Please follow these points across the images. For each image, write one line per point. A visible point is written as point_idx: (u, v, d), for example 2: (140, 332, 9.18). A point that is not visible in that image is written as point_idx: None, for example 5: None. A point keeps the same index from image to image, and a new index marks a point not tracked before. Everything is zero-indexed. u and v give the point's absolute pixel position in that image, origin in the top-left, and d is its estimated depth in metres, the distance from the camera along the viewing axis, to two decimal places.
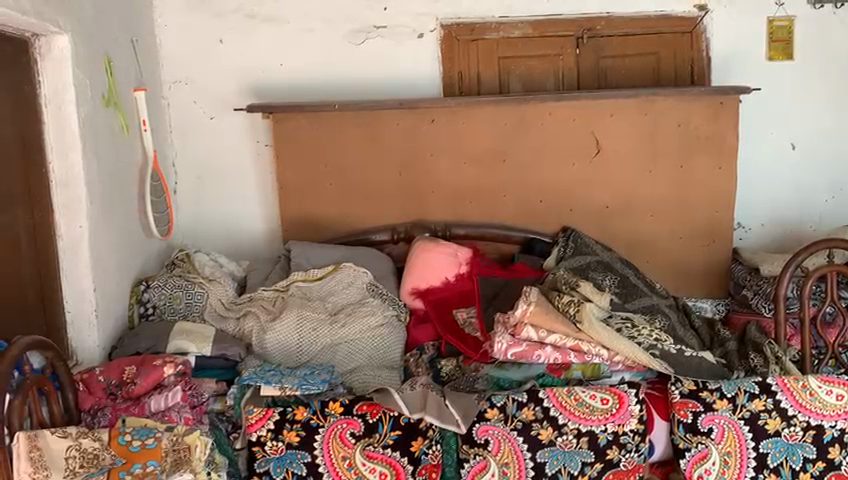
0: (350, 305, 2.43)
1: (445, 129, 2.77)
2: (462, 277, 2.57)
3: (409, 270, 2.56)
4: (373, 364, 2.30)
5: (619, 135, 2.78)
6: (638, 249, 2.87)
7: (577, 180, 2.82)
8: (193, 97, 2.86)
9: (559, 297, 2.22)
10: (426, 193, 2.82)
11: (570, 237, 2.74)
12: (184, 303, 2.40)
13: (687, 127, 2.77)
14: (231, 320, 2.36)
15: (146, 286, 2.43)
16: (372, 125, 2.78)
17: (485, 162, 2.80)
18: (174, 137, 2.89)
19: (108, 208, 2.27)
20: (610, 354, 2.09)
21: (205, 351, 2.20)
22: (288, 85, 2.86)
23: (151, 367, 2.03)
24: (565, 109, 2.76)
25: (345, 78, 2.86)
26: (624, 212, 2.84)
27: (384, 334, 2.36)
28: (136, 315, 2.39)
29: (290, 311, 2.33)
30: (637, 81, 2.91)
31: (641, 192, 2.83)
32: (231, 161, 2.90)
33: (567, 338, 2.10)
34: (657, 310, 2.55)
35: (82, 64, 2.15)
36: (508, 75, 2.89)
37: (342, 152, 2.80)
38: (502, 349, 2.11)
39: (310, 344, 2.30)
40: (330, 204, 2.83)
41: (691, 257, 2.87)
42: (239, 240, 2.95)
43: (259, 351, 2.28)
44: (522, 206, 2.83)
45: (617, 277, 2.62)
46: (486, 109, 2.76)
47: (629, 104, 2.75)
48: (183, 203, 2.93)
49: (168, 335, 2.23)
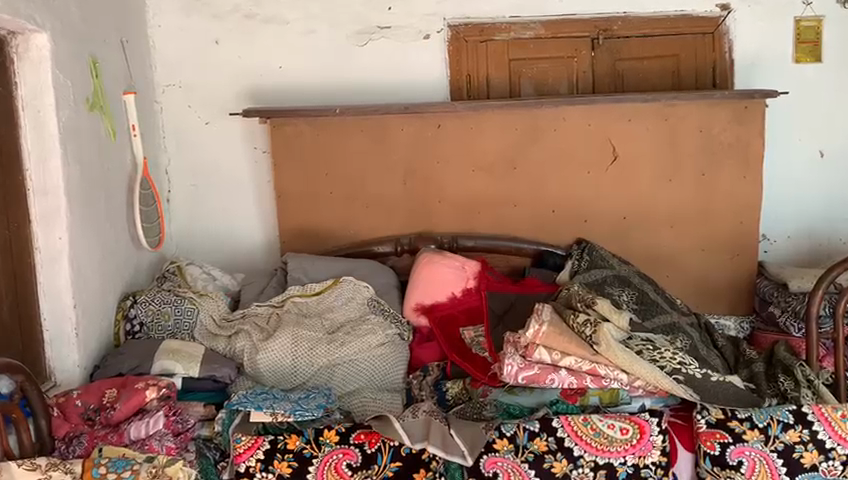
0: (350, 322, 2.27)
1: (452, 136, 2.62)
2: (469, 293, 2.42)
3: (413, 285, 2.42)
4: (374, 386, 2.14)
5: (637, 141, 2.62)
6: (657, 263, 2.70)
7: (592, 189, 2.66)
8: (188, 101, 2.72)
9: (573, 317, 2.03)
10: (432, 203, 2.67)
11: (584, 250, 2.59)
12: (173, 319, 2.25)
13: (710, 134, 2.61)
14: (222, 339, 2.20)
15: (133, 301, 2.28)
16: (376, 131, 2.63)
17: (495, 170, 2.64)
18: (168, 143, 2.75)
19: (91, 219, 2.13)
20: (629, 379, 1.92)
21: (193, 373, 2.05)
22: (287, 89, 2.71)
23: (133, 390, 1.88)
24: (580, 114, 2.60)
25: (347, 81, 2.71)
26: (643, 224, 2.68)
27: (386, 354, 2.19)
28: (122, 332, 2.24)
29: (284, 329, 2.18)
30: (656, 85, 2.75)
31: (660, 202, 2.66)
32: (227, 168, 2.76)
33: (583, 361, 1.93)
34: (678, 329, 2.39)
35: (63, 65, 2.00)
36: (519, 78, 2.74)
37: (343, 159, 2.65)
38: (511, 373, 1.95)
39: (307, 365, 2.14)
40: (330, 215, 2.68)
41: (713, 270, 2.70)
42: (235, 252, 2.80)
43: (251, 372, 2.12)
44: (533, 217, 2.67)
45: (635, 293, 2.47)
46: (496, 114, 2.60)
47: (648, 109, 2.59)
48: (177, 212, 2.79)
49: (153, 355, 2.08)
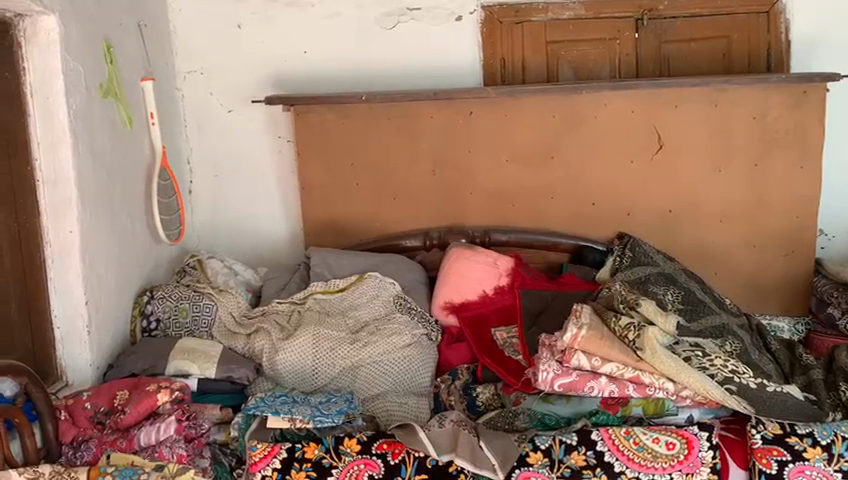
0: (375, 321, 2.15)
1: (486, 123, 2.47)
2: (502, 291, 2.29)
3: (443, 282, 2.29)
4: (399, 390, 2.01)
5: (685, 128, 2.44)
6: (705, 259, 2.53)
7: (635, 180, 2.49)
8: (210, 88, 2.61)
9: (615, 319, 1.88)
10: (463, 195, 2.52)
11: (627, 246, 2.43)
12: (191, 316, 2.15)
13: (764, 121, 2.41)
14: (241, 338, 2.10)
15: (150, 297, 2.18)
16: (405, 118, 2.49)
17: (531, 160, 2.49)
18: (189, 132, 2.65)
19: (105, 210, 2.03)
20: (676, 389, 1.76)
21: (209, 374, 1.94)
22: (312, 74, 2.58)
23: (144, 393, 1.79)
24: (623, 100, 2.43)
25: (376, 67, 2.58)
26: (690, 218, 2.50)
27: (413, 356, 2.07)
28: (138, 329, 2.15)
29: (305, 328, 2.06)
30: (705, 68, 2.56)
31: (708, 194, 2.48)
32: (250, 157, 2.65)
33: (625, 368, 1.78)
34: (728, 331, 2.21)
35: (75, 49, 1.91)
36: (557, 62, 2.57)
37: (370, 149, 2.52)
38: (546, 379, 1.81)
39: (328, 366, 2.02)
40: (356, 207, 2.56)
41: (766, 268, 2.51)
42: (259, 245, 2.70)
43: (270, 373, 2.01)
44: (571, 210, 2.51)
45: (681, 291, 2.31)
46: (532, 100, 2.45)
47: (697, 93, 2.41)
48: (199, 204, 2.69)
49: (168, 355, 1.98)
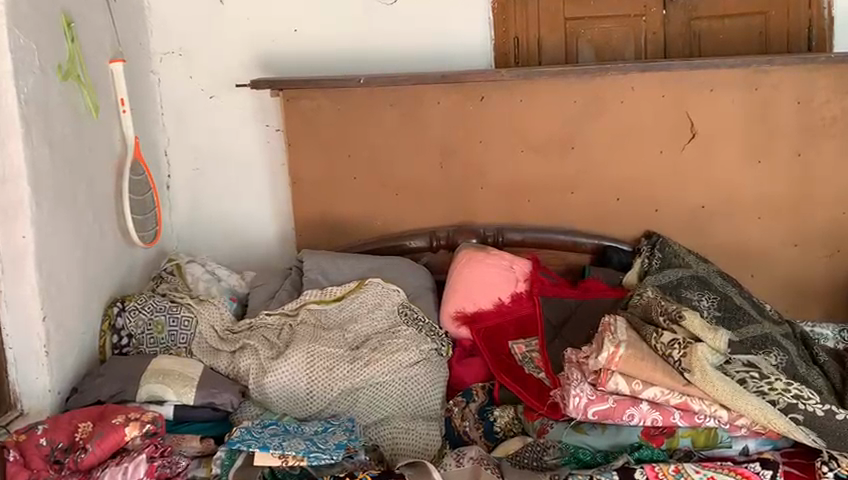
0: (377, 335, 1.88)
1: (499, 110, 2.21)
2: (520, 299, 2.03)
3: (452, 289, 2.03)
4: (406, 414, 1.77)
5: (721, 114, 2.18)
6: (740, 260, 2.27)
7: (665, 173, 2.23)
8: (189, 72, 2.34)
9: (656, 335, 1.62)
10: (473, 190, 2.26)
11: (655, 246, 2.18)
12: (168, 332, 1.88)
13: (809, 106, 2.16)
14: (224, 356, 1.83)
15: (121, 308, 1.90)
16: (408, 104, 2.23)
17: (549, 151, 2.23)
18: (167, 121, 2.37)
19: (67, 211, 1.76)
20: (731, 417, 1.52)
21: (187, 400, 1.68)
22: (302, 55, 2.31)
23: (109, 426, 1.52)
24: (652, 83, 2.17)
25: (374, 46, 2.30)
26: (725, 214, 2.25)
27: (421, 376, 1.81)
28: (108, 345, 1.88)
29: (298, 345, 1.79)
30: (740, 48, 2.29)
31: (745, 187, 2.23)
32: (235, 149, 2.37)
33: (671, 394, 1.54)
34: (771, 342, 1.95)
35: (27, 24, 1.64)
36: (576, 41, 2.31)
37: (370, 138, 2.25)
38: (579, 406, 1.57)
39: (325, 389, 1.76)
40: (354, 204, 2.30)
41: (808, 269, 2.26)
42: (245, 246, 2.43)
43: (258, 398, 1.76)
44: (593, 207, 2.26)
45: (717, 297, 2.06)
46: (550, 84, 2.19)
47: (734, 75, 2.15)
48: (178, 201, 2.42)
49: (139, 376, 1.71)
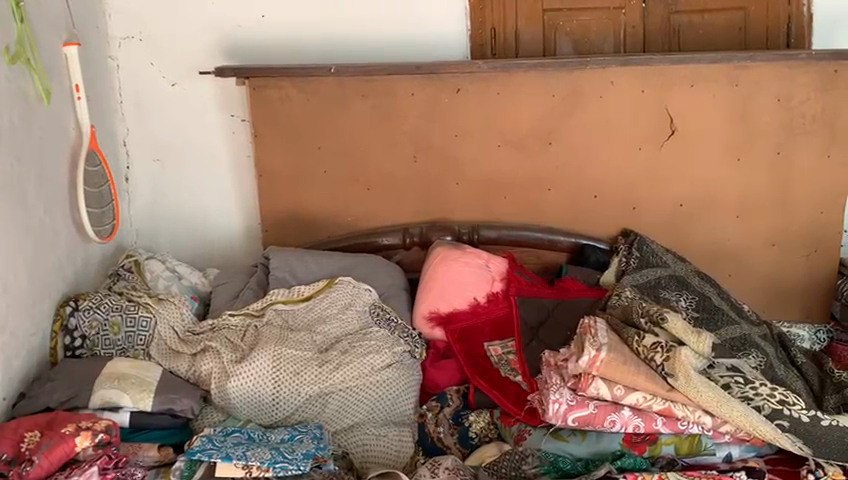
0: (347, 337, 1.80)
1: (475, 103, 2.14)
2: (496, 299, 1.96)
3: (425, 288, 1.95)
4: (377, 419, 1.69)
5: (701, 111, 2.14)
6: (718, 259, 2.24)
7: (644, 170, 2.18)
8: (149, 58, 2.21)
9: (638, 338, 1.57)
10: (448, 186, 2.19)
11: (633, 245, 2.12)
12: (124, 333, 1.78)
13: (789, 104, 2.13)
14: (185, 359, 1.73)
15: (74, 308, 1.79)
16: (381, 96, 2.14)
17: (526, 146, 2.16)
18: (126, 109, 2.24)
19: (13, 203, 1.64)
20: (714, 424, 1.47)
21: (145, 407, 1.57)
22: (270, 42, 2.21)
23: (58, 436, 1.40)
24: (632, 78, 2.11)
25: (345, 35, 2.21)
26: (703, 213, 2.21)
27: (393, 380, 1.74)
28: (60, 347, 1.77)
29: (263, 348, 1.70)
30: (719, 44, 2.24)
31: (725, 186, 2.19)
32: (198, 139, 2.26)
33: (654, 399, 1.49)
34: (750, 344, 1.89)
35: None
36: (555, 33, 2.24)
37: (341, 131, 2.16)
38: (559, 412, 1.50)
39: (292, 394, 1.67)
40: (323, 199, 2.21)
41: (785, 269, 2.23)
42: (208, 242, 2.32)
43: (221, 403, 1.66)
44: (571, 204, 2.20)
45: (695, 297, 2.01)
46: (528, 77, 2.12)
47: (715, 71, 2.11)
48: (137, 193, 2.29)
49: (93, 381, 1.59)
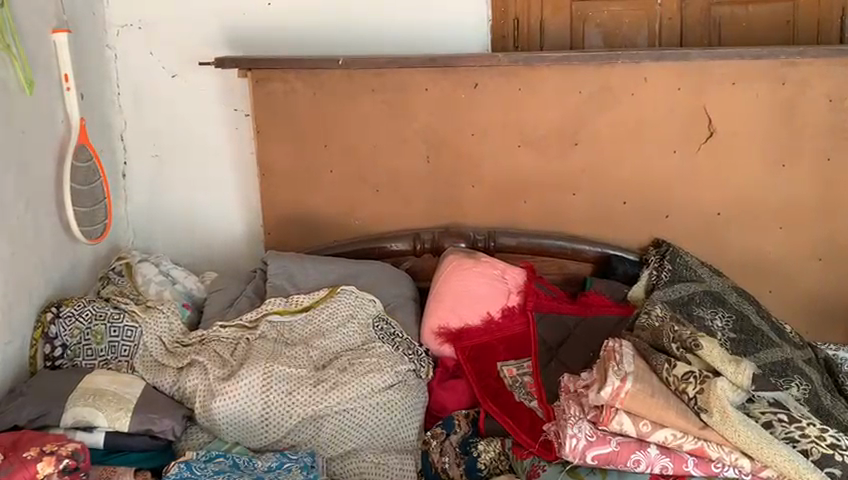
0: (347, 353, 1.65)
1: (494, 100, 1.97)
2: (512, 314, 1.80)
3: (435, 301, 1.80)
4: (377, 445, 1.55)
5: (743, 111, 1.95)
6: (757, 273, 2.04)
7: (678, 175, 2.00)
8: (149, 47, 2.08)
9: (668, 367, 1.39)
10: (463, 189, 2.03)
11: (665, 256, 1.93)
12: (107, 343, 1.64)
13: (841, 104, 1.92)
14: (169, 373, 1.60)
15: (55, 314, 1.65)
16: (392, 90, 1.98)
17: (549, 147, 1.99)
18: (124, 101, 2.12)
19: None
20: (754, 467, 1.30)
21: (121, 427, 1.44)
22: (275, 31, 2.06)
23: (18, 461, 1.27)
24: (667, 74, 1.93)
25: (356, 24, 2.06)
26: (743, 223, 2.02)
27: (396, 402, 1.59)
28: (40, 356, 1.64)
29: (253, 364, 1.55)
30: (766, 37, 2.03)
31: (767, 193, 1.99)
32: (199, 135, 2.12)
33: (685, 438, 1.32)
34: (793, 370, 1.69)
35: None
36: (583, 24, 2.07)
37: (349, 127, 2.01)
38: (576, 449, 1.34)
39: (283, 416, 1.52)
40: (330, 200, 2.06)
41: (833, 286, 2.03)
42: (209, 243, 2.19)
43: (206, 424, 1.52)
44: (597, 210, 2.02)
45: (731, 316, 1.79)
46: (553, 71, 1.95)
47: (759, 68, 1.92)
48: (135, 191, 2.17)
49: (66, 397, 1.46)
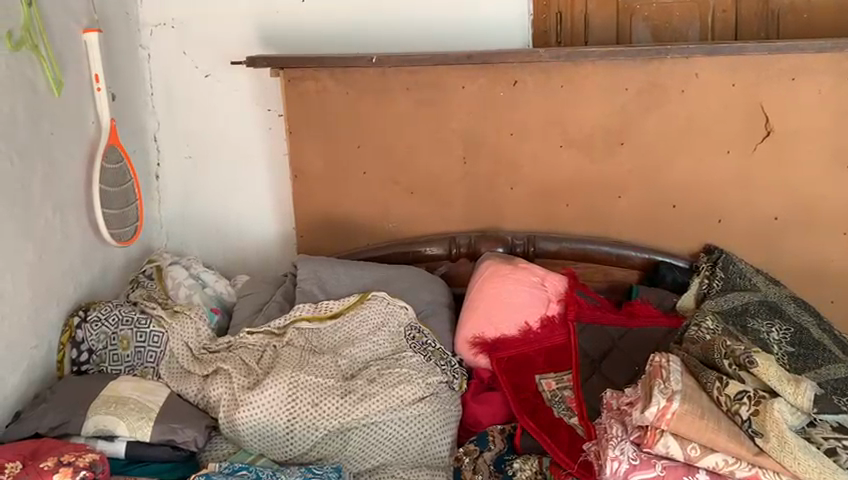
0: (376, 363, 1.58)
1: (534, 98, 1.88)
2: (552, 325, 1.70)
3: (470, 310, 1.72)
4: (406, 461, 1.47)
5: (804, 108, 1.81)
6: (817, 282, 1.90)
7: (731, 176, 1.87)
8: (182, 47, 2.05)
9: (719, 385, 1.28)
10: (502, 191, 1.94)
11: (718, 263, 1.82)
12: (134, 349, 1.61)
13: None
14: (195, 381, 1.56)
15: (83, 318, 1.63)
16: (427, 89, 1.91)
17: (593, 146, 1.89)
18: (157, 102, 2.09)
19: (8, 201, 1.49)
20: None
21: (142, 437, 1.41)
22: (309, 30, 2.01)
23: (37, 471, 1.23)
24: (720, 69, 1.81)
25: (391, 21, 1.99)
26: (802, 228, 1.88)
27: (427, 416, 1.51)
28: (67, 361, 1.61)
29: (278, 373, 1.49)
30: (830, 30, 1.90)
31: (829, 196, 1.86)
32: (232, 135, 2.08)
33: (738, 464, 1.22)
34: None
35: None
36: (630, 17, 1.95)
37: (383, 127, 1.95)
38: (617, 472, 1.24)
39: (308, 428, 1.46)
40: (363, 202, 2.00)
41: None
42: (242, 246, 2.15)
43: (230, 434, 1.47)
44: (643, 214, 1.91)
45: (790, 329, 1.66)
46: (597, 68, 1.84)
47: (822, 62, 1.78)
48: (169, 192, 2.14)
49: (88, 405, 1.43)
